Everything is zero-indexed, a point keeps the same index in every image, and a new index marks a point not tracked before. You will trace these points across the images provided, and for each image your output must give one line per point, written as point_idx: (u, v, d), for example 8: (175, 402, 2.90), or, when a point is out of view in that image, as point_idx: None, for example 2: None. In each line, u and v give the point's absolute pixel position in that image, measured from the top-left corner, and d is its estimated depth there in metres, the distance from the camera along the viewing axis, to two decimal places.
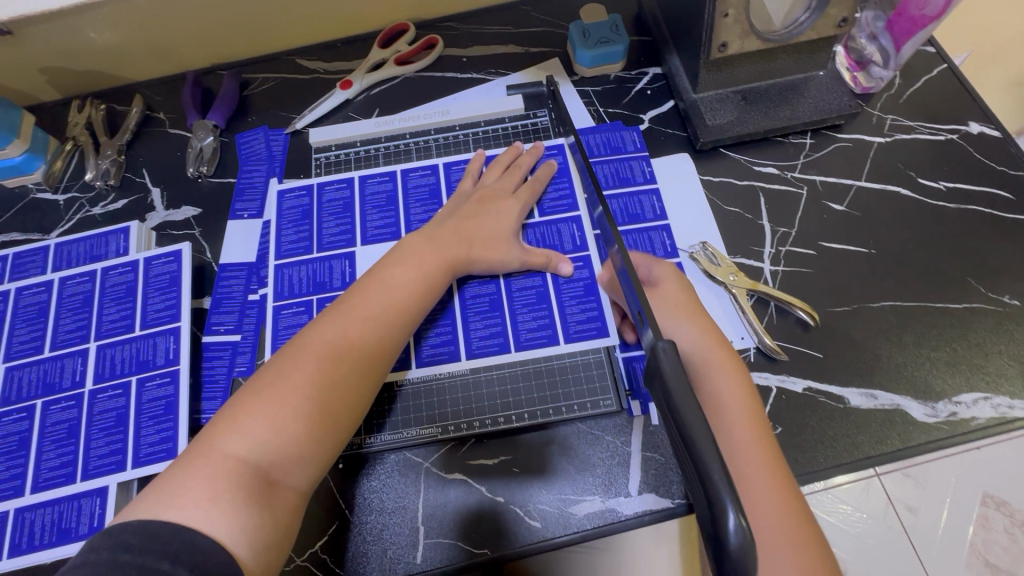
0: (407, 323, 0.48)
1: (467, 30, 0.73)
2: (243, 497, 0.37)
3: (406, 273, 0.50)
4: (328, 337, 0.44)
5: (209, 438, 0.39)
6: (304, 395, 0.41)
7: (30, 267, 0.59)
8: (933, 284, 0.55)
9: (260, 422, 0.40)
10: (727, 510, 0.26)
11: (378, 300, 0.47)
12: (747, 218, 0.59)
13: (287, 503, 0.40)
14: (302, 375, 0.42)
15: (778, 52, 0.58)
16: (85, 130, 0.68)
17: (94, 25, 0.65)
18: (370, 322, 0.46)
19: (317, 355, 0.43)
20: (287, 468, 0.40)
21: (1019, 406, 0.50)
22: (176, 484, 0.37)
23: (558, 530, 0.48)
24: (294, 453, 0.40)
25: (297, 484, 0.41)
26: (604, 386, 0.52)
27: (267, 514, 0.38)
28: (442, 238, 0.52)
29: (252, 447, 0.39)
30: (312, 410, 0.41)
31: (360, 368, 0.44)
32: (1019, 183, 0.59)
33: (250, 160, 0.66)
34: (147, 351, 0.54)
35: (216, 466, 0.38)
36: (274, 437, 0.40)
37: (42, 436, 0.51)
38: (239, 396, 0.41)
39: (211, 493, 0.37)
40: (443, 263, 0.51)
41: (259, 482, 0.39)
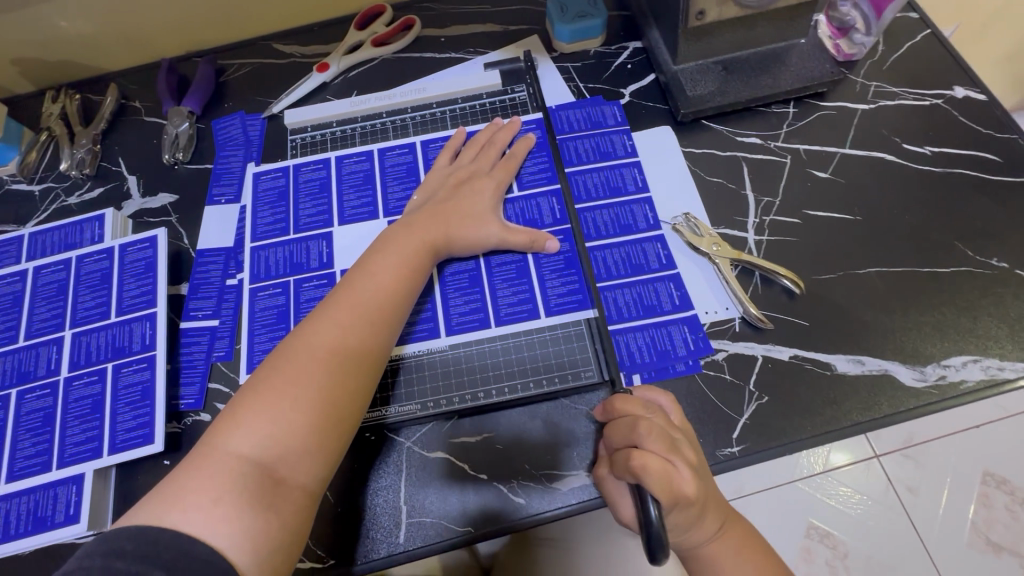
0: (397, 307, 0.48)
1: (444, 10, 0.72)
2: (245, 499, 0.37)
3: (390, 259, 0.49)
4: (322, 326, 0.44)
5: (212, 439, 0.39)
6: (302, 388, 0.41)
7: (4, 257, 0.58)
8: (922, 250, 0.54)
9: (261, 416, 0.40)
10: (650, 503, 0.39)
11: (367, 289, 0.47)
12: (730, 188, 0.59)
13: (296, 503, 0.39)
14: (300, 370, 0.42)
15: (757, 20, 0.58)
16: (60, 120, 0.67)
17: (64, 12, 0.64)
18: (362, 309, 0.46)
19: (311, 348, 0.43)
20: (294, 463, 0.40)
21: (1010, 367, 0.49)
22: (179, 486, 0.37)
23: (543, 505, 0.47)
24: (299, 447, 0.40)
25: (304, 483, 0.40)
26: (584, 358, 0.51)
27: (272, 514, 0.37)
28: (420, 223, 0.52)
29: (254, 443, 0.39)
30: (313, 401, 0.41)
31: (355, 355, 0.44)
32: (1006, 146, 0.58)
33: (227, 145, 0.65)
34: (123, 337, 0.53)
35: (219, 465, 0.38)
36: (276, 430, 0.39)
37: (18, 425, 0.50)
38: (239, 396, 0.41)
39: (214, 496, 0.36)
40: (426, 248, 0.51)
41: (262, 478, 0.38)
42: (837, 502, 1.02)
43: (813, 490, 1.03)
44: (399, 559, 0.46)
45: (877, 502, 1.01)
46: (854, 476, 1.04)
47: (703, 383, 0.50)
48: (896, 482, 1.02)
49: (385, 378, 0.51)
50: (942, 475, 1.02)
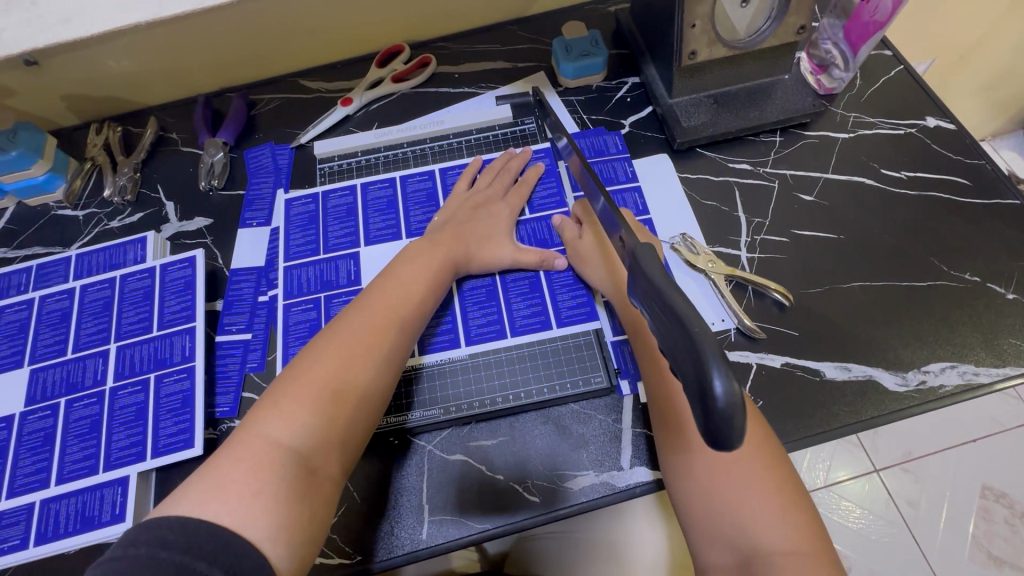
0: (420, 315, 0.52)
1: (458, 49, 0.78)
2: (283, 492, 0.40)
3: (416, 271, 0.54)
4: (356, 327, 0.49)
5: (253, 427, 0.43)
6: (336, 379, 0.46)
7: (53, 276, 0.63)
8: (901, 265, 0.59)
9: (299, 408, 0.44)
10: (713, 377, 0.28)
11: (394, 298, 0.52)
12: (724, 211, 0.64)
13: (324, 495, 0.43)
14: (335, 364, 0.46)
15: (744, 58, 0.64)
16: (103, 151, 0.73)
17: (114, 53, 0.70)
18: (391, 314, 0.51)
19: (347, 344, 0.47)
20: (325, 454, 0.44)
21: (984, 372, 0.53)
22: (221, 472, 0.40)
23: (556, 504, 0.51)
24: (331, 438, 0.44)
25: (331, 473, 0.44)
26: (594, 364, 0.55)
27: (305, 504, 0.41)
28: (442, 240, 0.57)
29: (291, 433, 0.43)
30: (344, 394, 0.45)
31: (384, 354, 0.48)
32: (975, 171, 0.64)
33: (258, 173, 0.70)
34: (164, 350, 0.57)
35: (260, 453, 0.41)
36: (312, 422, 0.43)
37: (66, 432, 0.54)
38: (277, 387, 0.46)
39: (254, 489, 0.39)
40: (448, 262, 0.56)
41: (298, 468, 0.42)
42: (839, 516, 1.08)
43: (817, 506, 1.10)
44: (422, 555, 0.49)
45: (877, 515, 1.08)
46: (856, 492, 1.11)
47: None
48: (896, 497, 1.09)
49: (403, 382, 0.55)
50: (942, 491, 1.09)
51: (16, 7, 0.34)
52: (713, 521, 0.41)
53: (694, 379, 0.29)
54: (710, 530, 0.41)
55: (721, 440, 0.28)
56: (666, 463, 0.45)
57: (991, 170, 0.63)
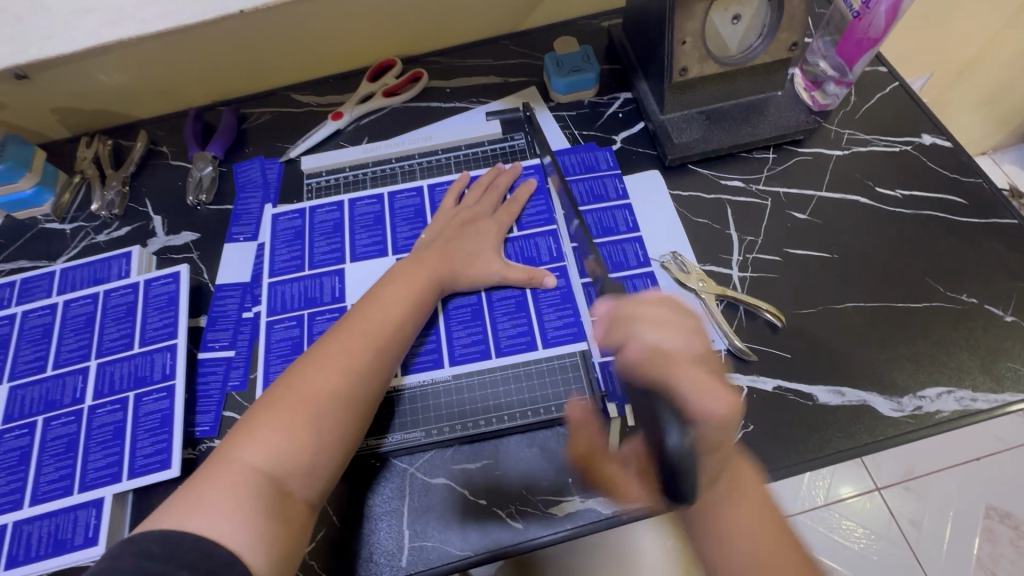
0: (403, 335, 0.52)
1: (450, 64, 0.78)
2: (260, 509, 0.40)
3: (398, 291, 0.53)
4: (336, 351, 0.48)
5: (228, 452, 0.42)
6: (314, 403, 0.45)
7: (36, 291, 0.62)
8: (897, 285, 0.58)
9: (275, 433, 0.43)
10: (670, 429, 0.41)
11: (377, 318, 0.51)
12: (716, 228, 0.63)
13: (300, 517, 0.42)
14: (313, 388, 0.45)
15: (736, 74, 0.63)
16: (92, 164, 0.72)
17: (105, 66, 0.70)
18: (373, 336, 0.50)
19: (327, 368, 0.47)
20: (301, 478, 0.43)
21: (982, 398, 0.52)
22: (199, 494, 0.40)
23: (539, 530, 0.49)
24: (307, 463, 0.43)
25: (308, 497, 0.43)
26: (579, 386, 0.54)
27: (282, 524, 0.41)
28: (427, 258, 0.56)
29: (268, 458, 0.42)
30: (321, 418, 0.44)
31: (365, 377, 0.47)
32: (972, 189, 0.62)
33: (247, 188, 0.70)
34: (145, 367, 0.57)
35: (236, 476, 0.41)
36: (289, 448, 0.43)
37: (42, 451, 0.53)
38: (253, 411, 0.45)
39: (232, 505, 0.39)
40: (434, 280, 0.55)
41: (274, 492, 0.41)
42: (842, 536, 1.06)
43: (817, 524, 1.08)
44: None
45: (880, 536, 1.06)
46: (857, 510, 1.09)
47: None
48: (900, 516, 1.07)
49: (387, 401, 0.54)
50: (947, 511, 1.07)
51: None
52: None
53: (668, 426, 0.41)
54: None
55: None
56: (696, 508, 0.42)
57: (988, 188, 0.62)
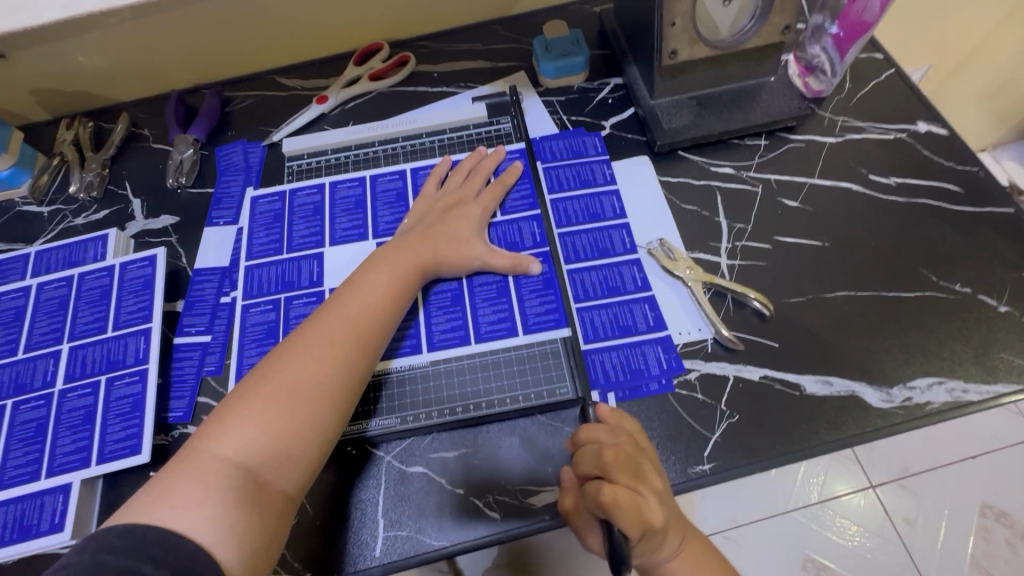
0: (385, 322, 0.50)
1: (438, 48, 0.77)
2: (231, 501, 0.39)
3: (380, 278, 0.52)
4: (312, 340, 0.46)
5: (199, 443, 0.41)
6: (289, 394, 0.43)
7: (10, 274, 0.61)
8: (888, 274, 0.56)
9: (249, 422, 0.42)
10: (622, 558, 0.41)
11: (356, 305, 0.49)
12: (705, 215, 0.61)
13: (276, 508, 0.41)
14: (288, 376, 0.44)
15: (728, 59, 0.62)
16: (72, 146, 0.71)
17: (84, 47, 0.69)
18: (352, 323, 0.48)
19: (303, 356, 0.45)
20: (276, 469, 0.42)
21: (974, 389, 0.50)
22: (168, 486, 0.39)
23: (518, 521, 0.48)
24: (282, 452, 0.42)
25: (285, 488, 0.42)
26: (560, 374, 0.53)
27: (255, 515, 0.39)
28: (409, 243, 0.55)
29: (240, 449, 0.41)
30: (296, 408, 0.43)
31: (343, 365, 0.46)
32: (967, 178, 0.61)
33: (228, 171, 0.68)
34: (117, 351, 0.55)
35: (206, 467, 0.40)
36: (261, 438, 0.41)
37: (10, 435, 0.52)
38: (227, 401, 0.44)
39: (201, 496, 0.38)
40: (416, 266, 0.54)
41: (246, 482, 0.40)
42: (834, 534, 1.05)
43: (810, 522, 1.07)
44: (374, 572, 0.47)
45: (874, 535, 1.04)
46: (851, 509, 1.07)
47: (676, 402, 0.52)
48: (894, 515, 1.06)
49: (371, 388, 0.53)
50: (941, 510, 1.06)
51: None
52: None
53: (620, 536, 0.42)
54: None
55: None
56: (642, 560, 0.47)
57: (984, 177, 0.61)
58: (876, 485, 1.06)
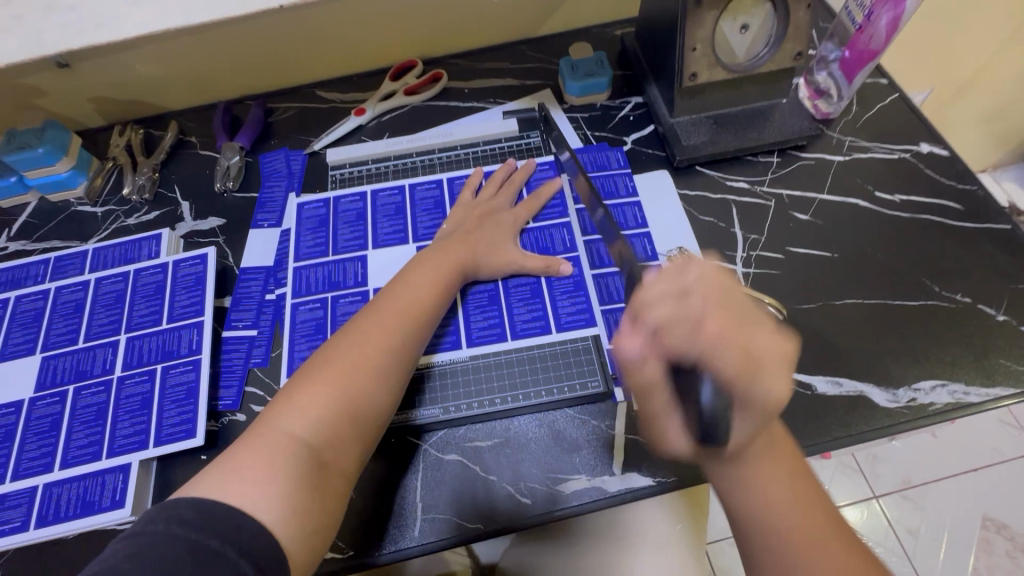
0: (430, 315, 0.54)
1: (469, 66, 0.82)
2: (296, 481, 0.42)
3: (425, 275, 0.56)
4: (366, 330, 0.50)
5: (267, 421, 0.44)
6: (350, 375, 0.47)
7: (69, 269, 0.65)
8: (894, 284, 0.60)
9: (313, 402, 0.45)
10: (702, 388, 0.37)
11: (404, 299, 0.54)
12: (721, 226, 0.65)
13: (336, 488, 0.44)
14: (346, 361, 0.48)
15: (744, 82, 0.66)
16: (124, 151, 0.76)
17: (141, 59, 0.74)
18: (401, 315, 0.52)
19: (359, 344, 0.49)
20: (337, 449, 0.45)
21: (975, 392, 0.54)
22: (238, 461, 0.42)
23: (547, 506, 0.51)
24: (342, 432, 0.45)
25: (345, 469, 0.45)
26: (592, 369, 0.56)
27: (317, 496, 0.42)
28: (452, 246, 0.59)
29: (305, 427, 0.44)
30: (354, 391, 0.47)
31: (395, 354, 0.50)
32: (968, 196, 0.65)
33: (271, 177, 0.73)
34: (172, 342, 0.59)
35: (275, 443, 0.43)
36: (323, 419, 0.45)
37: (72, 418, 0.56)
38: (290, 384, 0.47)
39: (271, 473, 0.41)
40: (459, 267, 0.58)
41: (311, 460, 0.43)
42: None
43: None
44: (413, 552, 0.50)
45: (878, 545, 1.07)
46: (854, 519, 1.10)
47: None
48: (897, 525, 1.09)
49: (418, 378, 0.56)
50: (943, 521, 1.08)
51: (56, 10, 0.37)
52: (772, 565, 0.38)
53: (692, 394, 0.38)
54: None
55: None
56: (731, 492, 0.40)
57: (983, 195, 0.65)
58: (878, 495, 1.09)
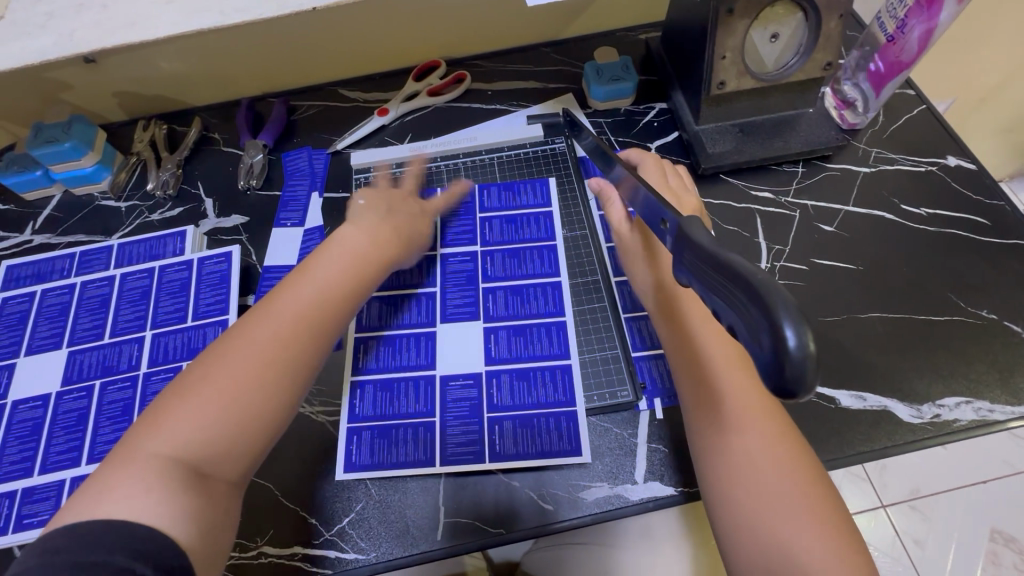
0: (337, 316, 0.50)
1: (492, 68, 0.81)
2: (177, 490, 0.38)
3: (329, 269, 0.53)
4: (258, 335, 0.46)
5: (134, 442, 0.40)
6: (236, 394, 0.43)
7: (95, 263, 0.66)
8: (919, 299, 0.60)
9: (186, 421, 0.41)
10: (785, 328, 0.24)
11: (301, 295, 0.50)
12: (744, 236, 0.65)
13: (222, 497, 0.41)
14: (229, 377, 0.43)
15: (771, 90, 0.66)
16: (148, 146, 0.76)
17: (167, 56, 0.73)
18: (299, 318, 0.48)
19: (242, 355, 0.44)
20: (218, 459, 0.41)
21: (999, 410, 0.54)
22: (107, 484, 0.38)
23: (570, 512, 0.52)
24: (222, 445, 0.41)
25: (229, 476, 0.42)
26: (620, 378, 0.57)
27: (202, 503, 0.39)
28: (372, 234, 0.57)
29: (179, 445, 0.40)
30: (245, 407, 0.43)
31: (288, 361, 0.45)
32: (995, 211, 0.65)
33: (294, 176, 0.73)
34: (197, 340, 0.60)
35: (144, 466, 0.39)
36: (199, 434, 0.41)
37: (99, 413, 0.56)
38: (159, 402, 0.43)
39: (150, 486, 0.38)
40: (377, 258, 0.56)
41: (190, 473, 0.40)
42: None
43: None
44: (436, 555, 0.50)
45: (884, 553, 1.08)
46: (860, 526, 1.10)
47: None
48: (903, 533, 1.09)
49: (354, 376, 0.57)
50: (951, 530, 1.09)
51: (88, 10, 0.40)
52: (738, 506, 0.41)
53: (764, 342, 0.25)
54: (740, 527, 0.40)
55: (793, 387, 0.25)
56: (699, 436, 0.45)
57: (1010, 211, 0.65)
58: (885, 502, 1.09)
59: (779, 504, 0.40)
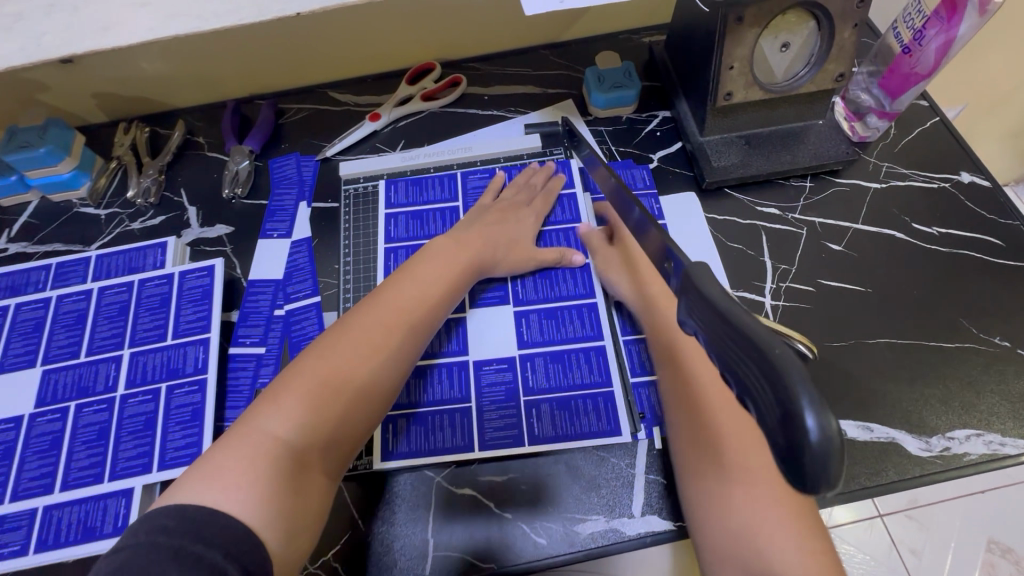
0: (432, 316, 0.52)
1: (489, 71, 0.78)
2: (281, 482, 0.39)
3: (433, 269, 0.55)
4: (367, 325, 0.48)
5: (251, 420, 0.41)
6: (344, 378, 0.44)
7: (71, 276, 0.63)
8: (929, 324, 0.58)
9: (301, 402, 0.42)
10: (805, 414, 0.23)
11: (409, 291, 0.52)
12: (749, 254, 0.63)
13: (318, 491, 0.42)
14: (343, 362, 0.45)
15: (780, 103, 0.63)
16: (129, 150, 0.73)
17: (149, 56, 0.70)
18: (404, 312, 0.50)
19: (357, 343, 0.46)
20: (323, 450, 0.42)
21: (1011, 443, 0.52)
22: (216, 464, 0.38)
23: (563, 547, 0.50)
24: (329, 434, 0.42)
25: (325, 469, 0.43)
26: (617, 407, 0.54)
27: (298, 498, 0.40)
28: (469, 242, 0.58)
29: (291, 428, 0.41)
30: (353, 386, 0.44)
31: (394, 354, 0.47)
32: (1009, 231, 0.62)
33: (282, 184, 0.70)
34: (177, 360, 0.57)
35: (256, 444, 0.40)
36: (315, 418, 0.42)
37: (74, 437, 0.54)
38: (274, 384, 0.44)
39: (253, 474, 0.38)
40: (468, 269, 0.57)
41: (294, 462, 0.40)
42: None
43: None
44: None
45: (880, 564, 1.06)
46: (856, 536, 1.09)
47: None
48: (900, 544, 1.08)
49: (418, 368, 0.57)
50: (947, 541, 1.08)
51: (56, 11, 0.37)
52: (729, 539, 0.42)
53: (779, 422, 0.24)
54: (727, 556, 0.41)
55: (814, 476, 0.23)
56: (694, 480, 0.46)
57: None
58: (882, 513, 1.08)
59: (770, 535, 0.40)
